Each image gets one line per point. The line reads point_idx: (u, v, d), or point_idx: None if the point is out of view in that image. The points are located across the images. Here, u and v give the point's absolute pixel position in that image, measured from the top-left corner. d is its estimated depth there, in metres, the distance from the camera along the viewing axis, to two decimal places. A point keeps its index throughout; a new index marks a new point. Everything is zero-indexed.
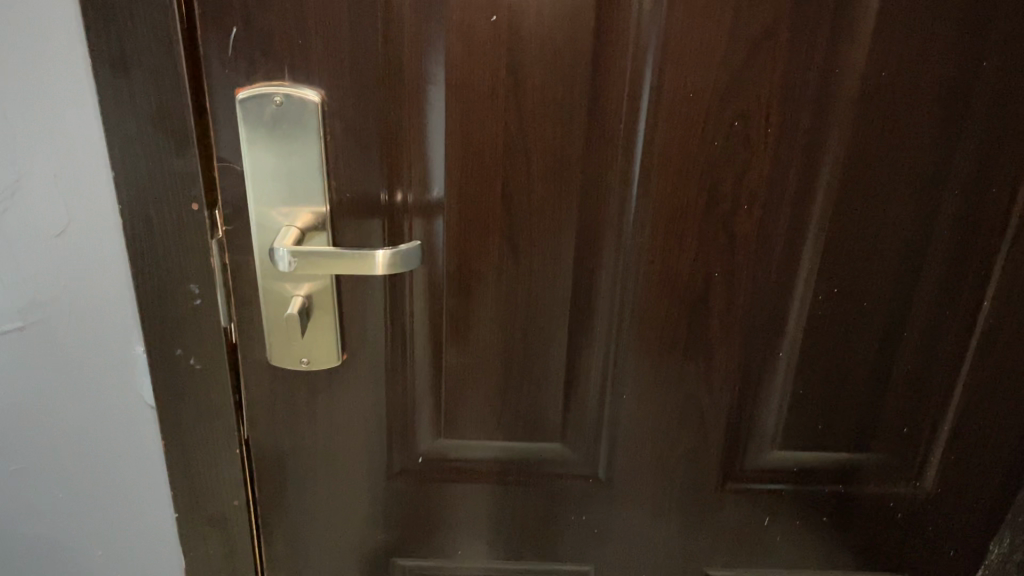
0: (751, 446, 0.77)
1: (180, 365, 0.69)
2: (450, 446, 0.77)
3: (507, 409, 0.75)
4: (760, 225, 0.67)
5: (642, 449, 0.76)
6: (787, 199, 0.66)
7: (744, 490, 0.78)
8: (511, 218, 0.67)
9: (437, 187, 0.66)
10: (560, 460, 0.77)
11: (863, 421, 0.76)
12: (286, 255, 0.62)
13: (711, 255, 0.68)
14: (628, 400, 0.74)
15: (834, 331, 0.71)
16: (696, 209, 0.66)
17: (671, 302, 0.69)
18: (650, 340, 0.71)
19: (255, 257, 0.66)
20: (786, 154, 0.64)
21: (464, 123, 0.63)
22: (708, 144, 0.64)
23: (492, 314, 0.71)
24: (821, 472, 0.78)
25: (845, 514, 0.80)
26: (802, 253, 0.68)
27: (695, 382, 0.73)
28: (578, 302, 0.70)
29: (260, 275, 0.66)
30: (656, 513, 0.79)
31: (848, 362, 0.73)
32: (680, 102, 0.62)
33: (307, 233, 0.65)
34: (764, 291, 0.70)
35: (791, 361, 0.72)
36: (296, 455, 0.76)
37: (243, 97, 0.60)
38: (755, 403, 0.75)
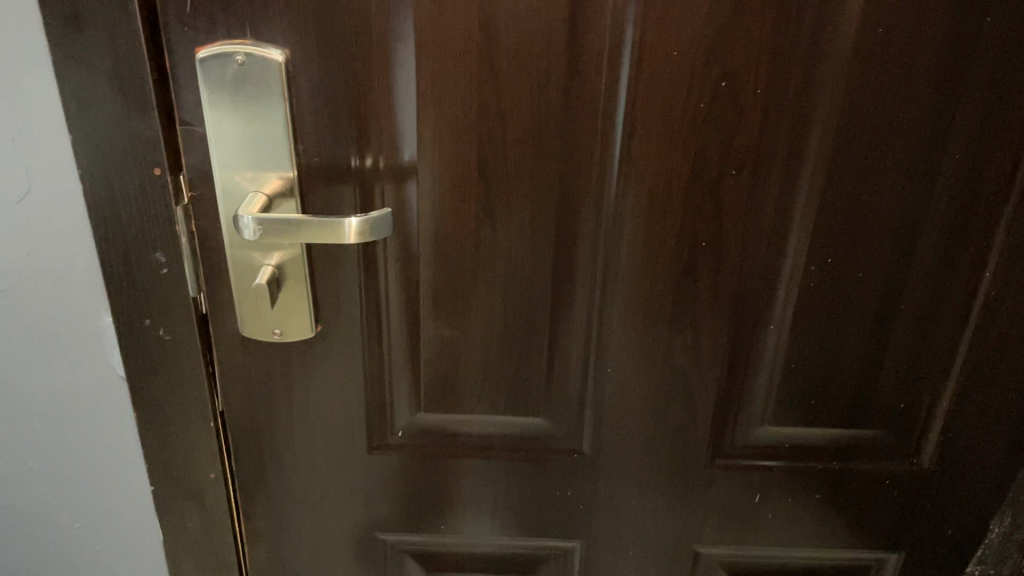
0: (742, 421, 0.73)
1: (150, 335, 0.67)
2: (431, 421, 0.74)
3: (488, 383, 0.72)
4: (749, 193, 0.63)
5: (629, 425, 0.73)
6: (777, 165, 0.62)
7: (735, 467, 0.75)
8: (485, 184, 0.63)
9: (409, 150, 0.62)
10: (545, 435, 0.75)
11: (859, 399, 0.72)
12: (250, 222, 0.59)
13: (696, 224, 0.64)
14: (612, 374, 0.71)
15: (828, 304, 0.67)
16: (681, 176, 0.62)
17: (657, 273, 0.66)
18: (635, 312, 0.68)
19: (222, 224, 0.64)
20: (776, 117, 0.60)
21: (435, 83, 0.60)
22: (692, 107, 0.60)
23: (469, 285, 0.68)
24: (814, 448, 0.74)
25: (839, 492, 0.76)
26: (795, 223, 0.64)
27: (682, 357, 0.69)
28: (560, 272, 0.67)
29: (227, 241, 0.64)
30: (644, 491, 0.76)
31: (841, 338, 0.69)
32: (662, 63, 0.58)
33: (275, 201, 0.62)
34: (753, 263, 0.65)
35: (782, 335, 0.69)
36: (272, 427, 0.74)
37: (204, 56, 0.57)
38: (744, 380, 0.71)
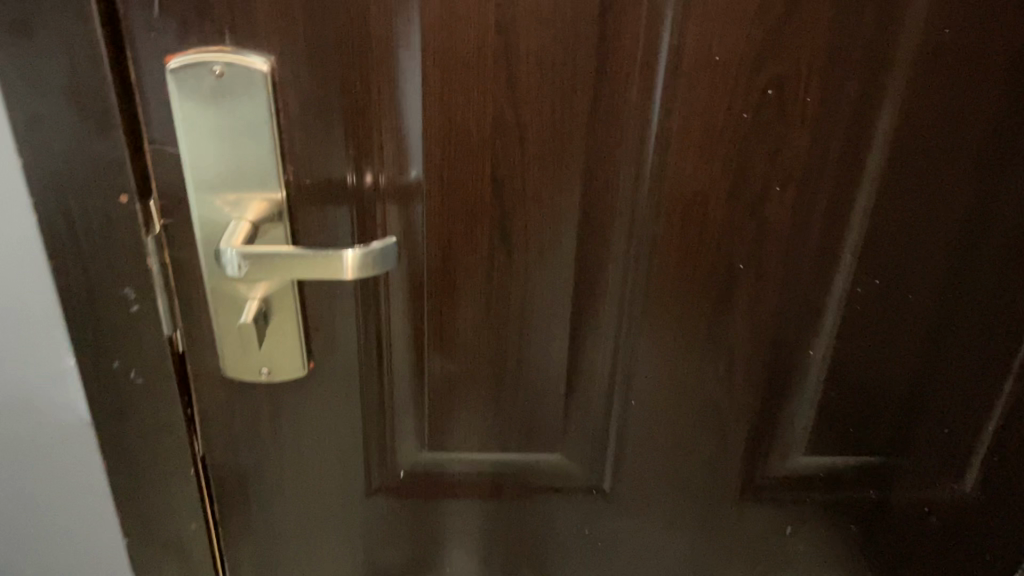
0: (776, 452, 0.67)
1: (120, 378, 0.60)
2: (435, 461, 0.68)
3: (500, 419, 0.66)
4: (795, 212, 0.56)
5: (654, 458, 0.67)
6: (826, 181, 0.55)
7: (766, 499, 0.69)
8: (500, 204, 0.56)
9: (415, 167, 0.55)
10: (561, 473, 0.68)
11: (902, 426, 0.66)
12: (234, 257, 0.52)
13: (733, 244, 0.58)
14: (636, 406, 0.65)
15: (874, 327, 0.62)
16: (720, 194, 0.56)
17: (689, 297, 0.60)
18: (663, 339, 0.62)
19: (200, 254, 0.56)
20: (828, 129, 0.54)
21: (443, 93, 0.52)
22: (736, 118, 0.53)
23: (481, 315, 0.61)
24: (851, 478, 0.69)
25: (875, 521, 0.71)
26: (842, 242, 0.58)
27: (713, 386, 0.64)
28: (581, 299, 0.60)
29: (206, 272, 0.56)
30: (667, 527, 0.71)
31: (886, 363, 0.63)
32: (703, 70, 0.51)
33: (261, 227, 0.54)
34: (795, 286, 0.59)
35: (823, 361, 0.63)
36: (260, 471, 0.67)
37: (175, 66, 0.49)
38: (781, 409, 0.65)
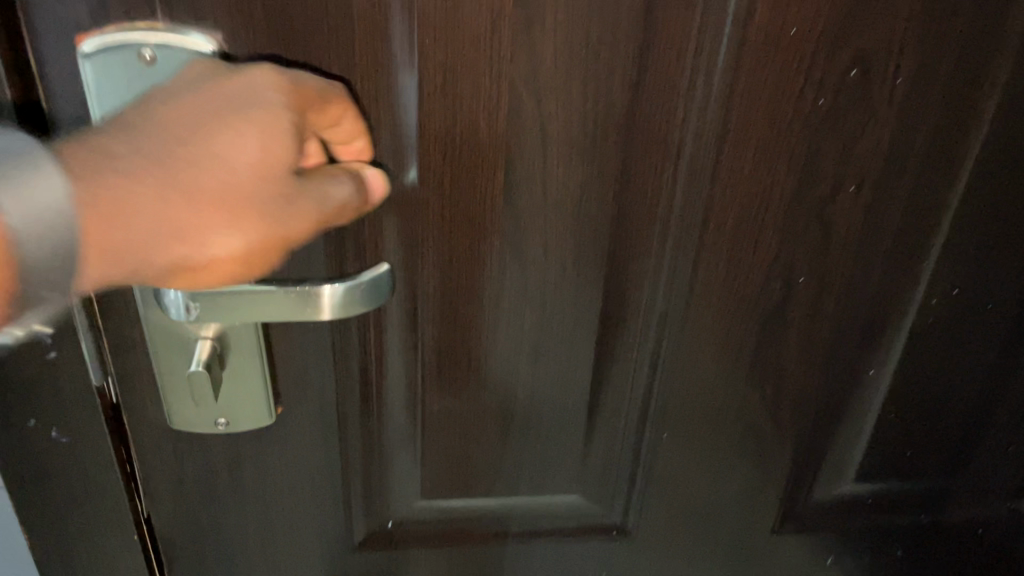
0: (820, 480, 0.60)
1: (39, 444, 0.47)
2: (430, 510, 0.58)
3: (506, 462, 0.56)
4: (869, 215, 0.47)
5: (684, 495, 0.58)
6: (909, 178, 0.46)
7: (806, 529, 0.62)
8: (515, 216, 0.45)
9: (412, 167, 0.43)
10: (576, 515, 0.59)
11: (963, 446, 0.59)
12: (180, 297, 0.40)
13: (795, 254, 0.48)
14: (668, 441, 0.55)
15: (945, 342, 0.53)
16: (783, 196, 0.46)
17: (738, 317, 0.50)
18: (704, 366, 0.52)
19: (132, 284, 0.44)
20: (916, 116, 0.44)
21: (447, 81, 0.41)
22: (808, 106, 0.43)
23: (489, 344, 0.50)
24: (900, 504, 0.61)
25: (922, 545, 0.64)
26: (920, 248, 0.49)
27: (758, 414, 0.55)
28: (609, 325, 0.50)
29: (140, 302, 0.44)
30: (694, 561, 0.63)
31: (953, 382, 0.55)
32: (775, 45, 0.41)
33: None
34: (862, 300, 0.50)
35: (885, 382, 0.54)
36: (221, 535, 0.55)
37: (88, 51, 0.36)
38: (832, 435, 0.57)
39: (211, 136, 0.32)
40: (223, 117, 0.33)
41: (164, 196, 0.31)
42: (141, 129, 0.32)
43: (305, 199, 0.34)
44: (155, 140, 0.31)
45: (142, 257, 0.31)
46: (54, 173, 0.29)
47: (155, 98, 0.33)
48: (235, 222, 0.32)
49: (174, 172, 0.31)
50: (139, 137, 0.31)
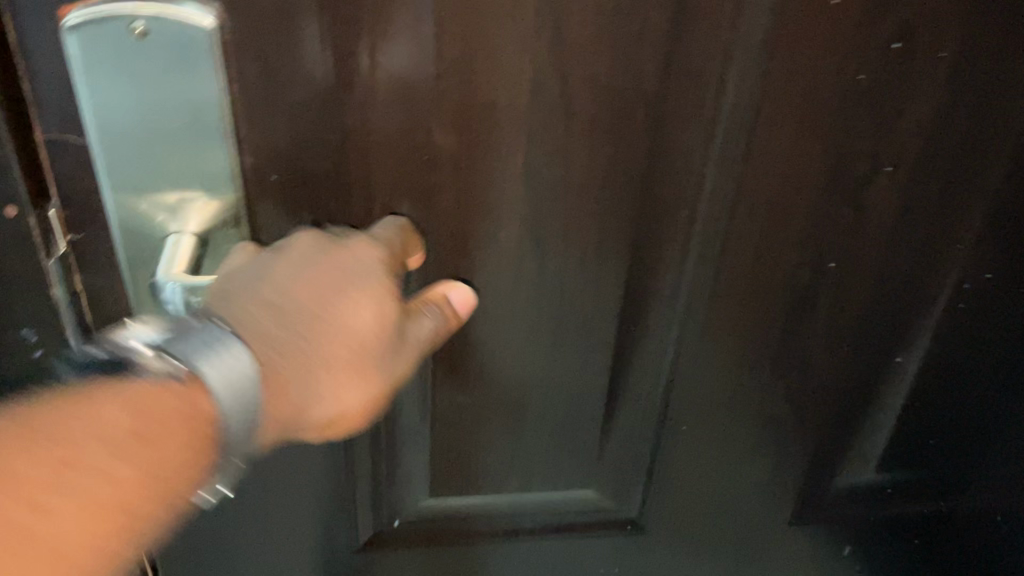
0: (841, 470, 0.58)
1: None
2: (438, 508, 0.55)
3: (519, 457, 0.53)
4: (905, 198, 0.45)
5: (701, 486, 0.56)
6: (948, 159, 0.44)
7: (824, 519, 0.60)
8: (534, 200, 0.43)
9: (423, 147, 0.40)
10: (590, 509, 0.57)
11: (992, 440, 0.57)
12: (178, 293, 0.38)
13: (825, 240, 0.46)
14: (686, 432, 0.53)
15: (976, 330, 0.51)
16: (815, 176, 0.44)
17: (764, 304, 0.48)
18: (726, 355, 0.50)
19: (122, 273, 0.41)
20: (959, 94, 0.42)
21: (464, 54, 0.38)
22: (848, 81, 0.41)
23: (503, 336, 0.47)
24: (921, 494, 0.60)
25: (944, 540, 0.62)
26: (955, 232, 0.47)
27: (780, 404, 0.53)
28: (629, 314, 0.48)
29: (131, 295, 0.42)
30: (707, 552, 0.61)
31: (981, 372, 0.53)
32: (815, 17, 0.39)
33: (209, 234, 0.41)
34: (893, 286, 0.48)
35: (913, 371, 0.52)
36: (218, 542, 0.52)
37: (76, 24, 0.34)
38: (855, 424, 0.55)
39: (343, 301, 0.35)
40: (339, 292, 0.35)
41: (312, 355, 0.34)
42: (277, 300, 0.34)
43: (409, 347, 0.38)
44: (289, 348, 0.34)
45: (301, 418, 0.35)
46: (243, 354, 0.32)
47: (268, 279, 0.35)
48: (364, 377, 0.36)
49: (320, 338, 0.34)
50: (279, 305, 0.34)
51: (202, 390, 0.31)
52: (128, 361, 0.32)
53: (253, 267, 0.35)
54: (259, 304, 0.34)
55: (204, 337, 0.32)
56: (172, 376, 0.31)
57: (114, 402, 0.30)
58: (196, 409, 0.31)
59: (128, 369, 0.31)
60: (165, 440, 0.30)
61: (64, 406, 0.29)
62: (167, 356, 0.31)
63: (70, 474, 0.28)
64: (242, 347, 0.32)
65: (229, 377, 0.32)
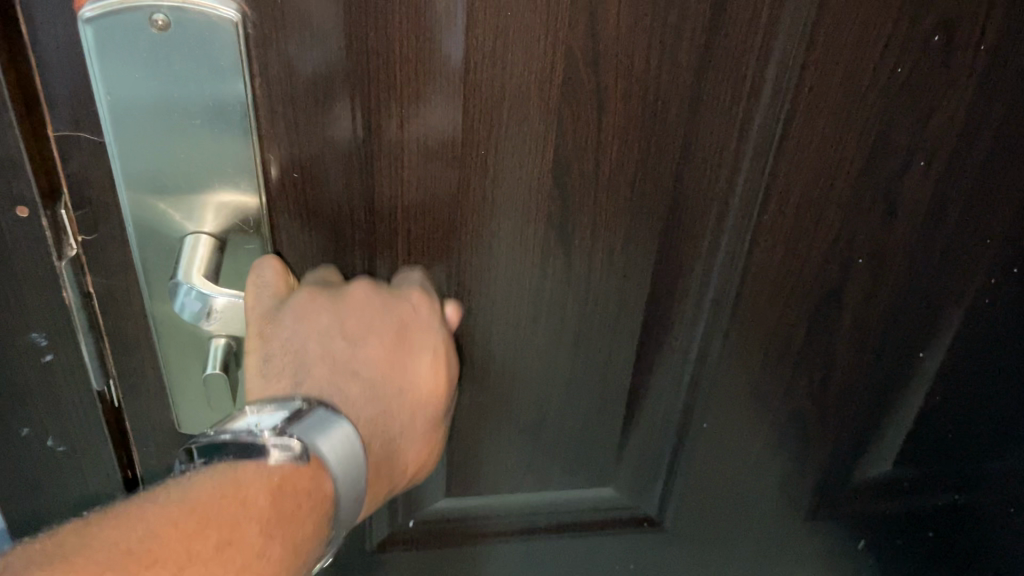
0: (859, 463, 0.58)
1: (37, 449, 0.43)
2: (455, 508, 0.54)
3: (538, 456, 0.52)
4: (936, 191, 0.44)
5: (718, 484, 0.56)
6: (980, 152, 0.43)
7: (840, 513, 0.60)
8: (564, 196, 0.41)
9: (452, 145, 0.39)
10: (608, 506, 0.56)
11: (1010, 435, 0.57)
12: (200, 302, 0.36)
13: (856, 234, 0.46)
14: (708, 431, 0.52)
15: (1000, 323, 0.51)
16: (848, 170, 0.43)
17: (791, 300, 0.48)
18: (750, 352, 0.49)
19: (138, 273, 0.39)
20: (996, 86, 0.41)
21: (497, 48, 0.36)
22: (886, 73, 0.40)
23: (527, 335, 0.46)
24: (936, 484, 0.60)
25: (958, 531, 0.63)
26: (984, 225, 0.46)
27: (804, 398, 0.52)
28: (654, 310, 0.47)
29: (146, 296, 0.40)
30: (723, 548, 0.61)
31: (1001, 364, 0.53)
32: (857, 9, 0.37)
33: (226, 238, 0.39)
34: (919, 280, 0.48)
35: (934, 363, 0.52)
36: None
37: (93, 16, 0.32)
38: (876, 417, 0.55)
39: (403, 360, 0.39)
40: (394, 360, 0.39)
41: (391, 418, 0.39)
42: (351, 369, 0.38)
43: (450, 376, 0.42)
44: (377, 415, 0.38)
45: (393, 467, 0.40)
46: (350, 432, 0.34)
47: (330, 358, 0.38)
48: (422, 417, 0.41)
49: (395, 404, 0.39)
50: (355, 376, 0.38)
51: (319, 467, 0.33)
52: (248, 448, 0.32)
53: (314, 337, 0.37)
54: (339, 385, 0.37)
55: (316, 419, 0.34)
56: (293, 457, 0.32)
57: (247, 490, 0.31)
58: (316, 487, 0.33)
59: (251, 457, 0.32)
60: (294, 517, 0.32)
61: (207, 504, 0.30)
62: (290, 440, 0.32)
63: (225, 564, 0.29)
64: (348, 425, 0.34)
65: (339, 450, 0.34)
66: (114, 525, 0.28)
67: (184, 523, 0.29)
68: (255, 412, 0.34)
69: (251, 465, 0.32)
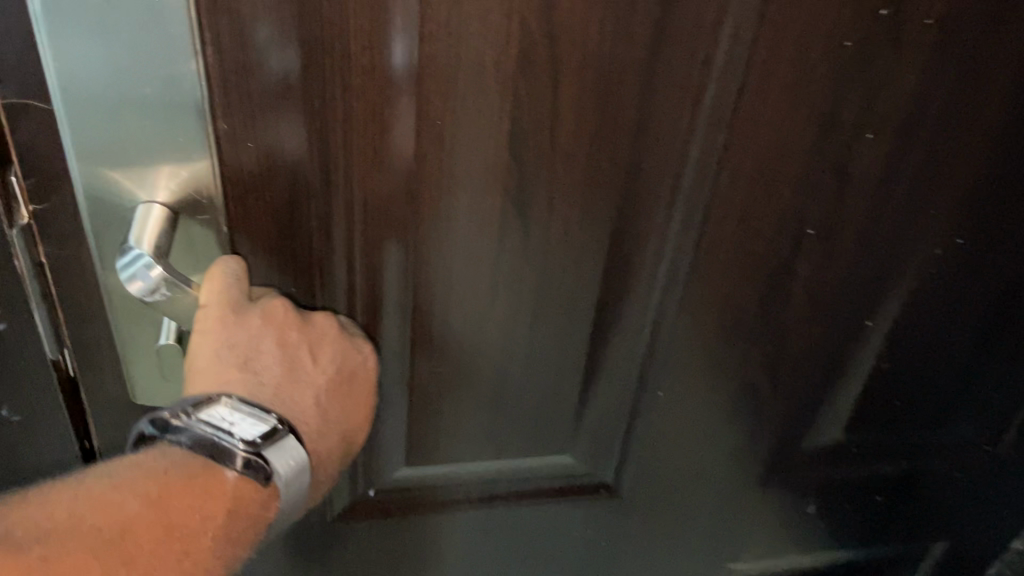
0: (810, 431, 0.59)
1: None
2: (414, 478, 0.55)
3: (497, 425, 0.53)
4: (884, 165, 0.46)
5: (672, 451, 0.57)
6: (927, 126, 0.45)
7: (792, 480, 0.62)
8: (521, 169, 0.42)
9: (408, 116, 0.39)
10: (566, 474, 0.57)
11: (950, 398, 0.60)
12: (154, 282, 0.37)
13: (807, 207, 0.46)
14: (664, 399, 0.53)
15: (946, 294, 0.53)
16: (799, 144, 0.44)
17: (744, 272, 0.48)
18: (704, 323, 0.50)
19: (88, 242, 0.39)
20: (942, 62, 0.42)
21: (452, 20, 0.36)
22: (836, 48, 0.41)
23: (484, 308, 0.47)
24: (884, 451, 0.62)
25: (901, 491, 0.65)
26: (930, 197, 0.48)
27: (756, 368, 0.54)
28: (610, 282, 0.48)
29: (98, 267, 0.40)
30: (679, 514, 0.62)
31: (944, 334, 0.55)
32: None
33: (179, 210, 0.39)
34: (868, 252, 0.49)
35: (883, 333, 0.54)
36: None
37: None
38: (826, 387, 0.56)
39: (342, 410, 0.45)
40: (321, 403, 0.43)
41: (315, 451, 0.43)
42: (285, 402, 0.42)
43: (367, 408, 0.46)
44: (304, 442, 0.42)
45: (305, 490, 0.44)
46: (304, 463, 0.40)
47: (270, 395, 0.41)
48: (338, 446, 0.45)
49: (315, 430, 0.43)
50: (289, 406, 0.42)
51: (270, 493, 0.39)
52: (221, 452, 0.37)
53: (282, 353, 0.41)
54: (297, 404, 0.42)
55: (283, 445, 0.39)
56: (259, 477, 0.38)
57: (207, 500, 0.36)
58: (260, 508, 0.39)
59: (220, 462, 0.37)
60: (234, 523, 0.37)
61: (177, 497, 0.36)
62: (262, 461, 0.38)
63: (170, 561, 0.35)
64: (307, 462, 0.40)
65: (290, 484, 0.40)
66: (122, 478, 0.35)
67: (158, 508, 0.35)
68: (232, 409, 0.38)
69: (217, 468, 0.37)
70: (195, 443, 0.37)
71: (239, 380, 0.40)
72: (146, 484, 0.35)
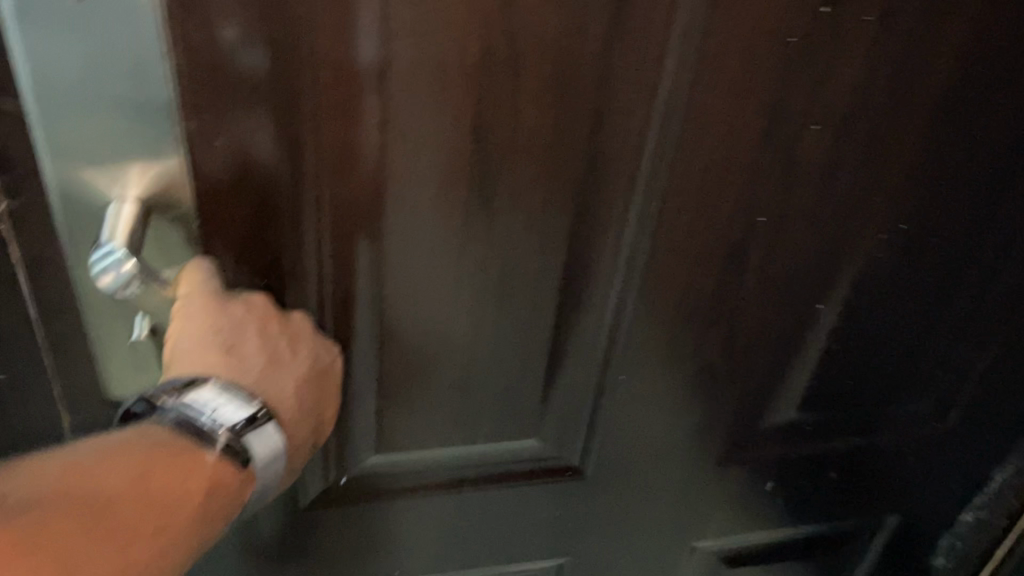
0: (766, 411, 0.62)
1: None
2: (387, 465, 0.56)
3: (466, 412, 0.55)
4: (830, 154, 0.48)
5: (636, 434, 0.59)
6: (869, 117, 0.47)
7: (750, 458, 0.64)
8: (484, 162, 0.43)
9: (375, 112, 0.40)
10: (534, 458, 0.59)
11: (898, 377, 0.63)
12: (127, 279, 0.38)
13: (758, 195, 0.49)
14: (626, 383, 0.55)
15: (892, 278, 0.56)
16: (750, 135, 0.46)
17: (700, 259, 0.51)
18: (663, 308, 0.52)
19: (62, 239, 0.40)
20: (882, 56, 0.45)
21: (416, 19, 0.38)
22: (781, 43, 0.43)
23: (452, 298, 0.48)
24: (837, 429, 0.65)
25: (854, 468, 0.68)
26: (875, 184, 0.50)
27: (714, 351, 0.56)
28: (573, 270, 0.49)
29: (71, 263, 0.41)
30: (644, 494, 0.64)
31: (891, 316, 0.58)
32: None
33: (151, 206, 0.40)
34: (817, 238, 0.52)
35: (833, 315, 0.56)
36: None
37: None
38: (781, 368, 0.59)
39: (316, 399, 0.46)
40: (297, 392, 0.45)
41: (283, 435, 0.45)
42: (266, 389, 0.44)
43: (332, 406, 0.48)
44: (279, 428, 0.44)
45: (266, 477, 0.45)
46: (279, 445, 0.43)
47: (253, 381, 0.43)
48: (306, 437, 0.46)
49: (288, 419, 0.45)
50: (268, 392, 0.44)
51: (247, 476, 0.42)
52: (200, 433, 0.40)
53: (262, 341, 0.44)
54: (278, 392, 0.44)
55: (260, 430, 0.42)
56: (237, 459, 0.41)
57: (189, 477, 0.39)
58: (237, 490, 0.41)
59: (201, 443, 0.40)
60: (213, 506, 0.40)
61: (163, 471, 0.38)
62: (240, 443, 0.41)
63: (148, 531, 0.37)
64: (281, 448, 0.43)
65: (265, 467, 0.43)
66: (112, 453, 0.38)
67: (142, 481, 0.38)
68: (217, 391, 0.41)
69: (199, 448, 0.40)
70: (178, 420, 0.40)
71: (219, 369, 0.42)
72: (134, 455, 0.38)
